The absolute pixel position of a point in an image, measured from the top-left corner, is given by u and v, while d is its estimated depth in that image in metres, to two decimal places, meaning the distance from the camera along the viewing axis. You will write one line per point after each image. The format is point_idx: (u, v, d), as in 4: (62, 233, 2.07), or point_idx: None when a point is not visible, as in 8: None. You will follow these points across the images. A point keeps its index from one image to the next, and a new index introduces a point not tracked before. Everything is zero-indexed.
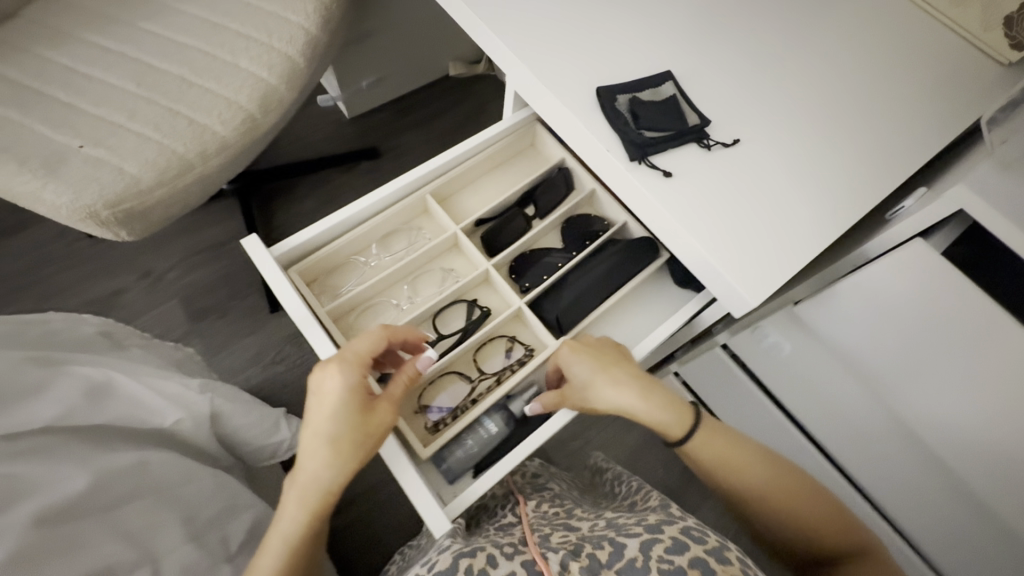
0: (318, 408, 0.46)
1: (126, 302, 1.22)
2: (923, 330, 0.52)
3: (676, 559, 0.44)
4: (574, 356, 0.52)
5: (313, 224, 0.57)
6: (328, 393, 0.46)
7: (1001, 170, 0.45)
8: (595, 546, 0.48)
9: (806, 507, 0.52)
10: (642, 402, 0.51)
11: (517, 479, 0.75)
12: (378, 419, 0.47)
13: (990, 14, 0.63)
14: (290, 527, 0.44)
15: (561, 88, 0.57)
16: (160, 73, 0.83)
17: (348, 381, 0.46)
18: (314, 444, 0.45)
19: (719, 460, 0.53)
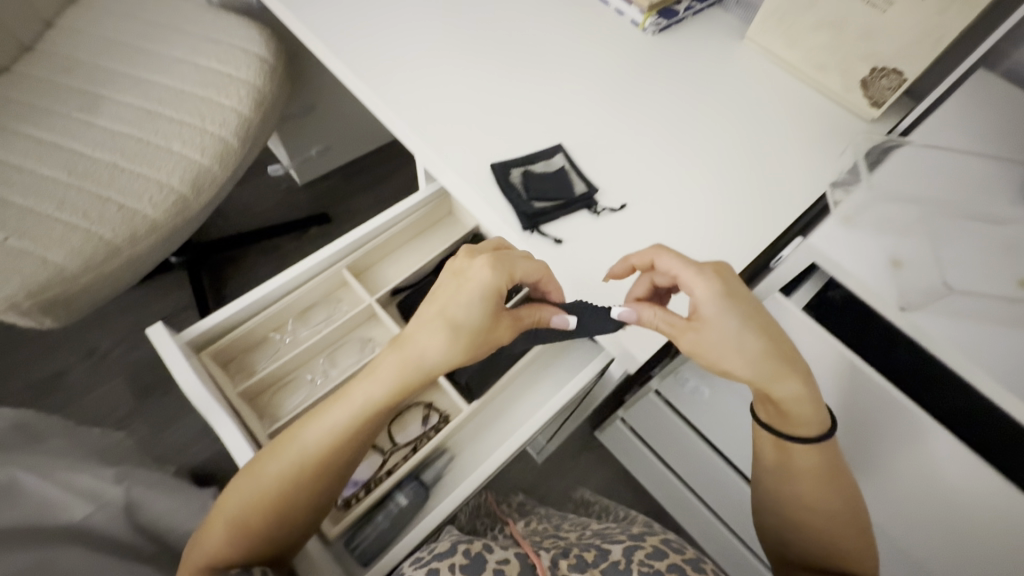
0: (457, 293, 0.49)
1: (66, 384, 1.19)
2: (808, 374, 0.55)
3: (655, 563, 0.47)
4: (722, 305, 0.46)
5: (225, 305, 0.59)
6: (470, 282, 0.49)
7: (847, 224, 0.48)
8: (583, 550, 0.52)
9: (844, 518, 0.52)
10: (756, 368, 0.47)
11: (503, 506, 0.85)
12: (496, 333, 0.50)
13: (848, 77, 0.70)
14: (376, 390, 0.48)
15: (459, 166, 0.61)
16: (91, 160, 0.85)
17: (493, 279, 0.48)
18: (437, 326, 0.48)
19: (817, 469, 0.52)
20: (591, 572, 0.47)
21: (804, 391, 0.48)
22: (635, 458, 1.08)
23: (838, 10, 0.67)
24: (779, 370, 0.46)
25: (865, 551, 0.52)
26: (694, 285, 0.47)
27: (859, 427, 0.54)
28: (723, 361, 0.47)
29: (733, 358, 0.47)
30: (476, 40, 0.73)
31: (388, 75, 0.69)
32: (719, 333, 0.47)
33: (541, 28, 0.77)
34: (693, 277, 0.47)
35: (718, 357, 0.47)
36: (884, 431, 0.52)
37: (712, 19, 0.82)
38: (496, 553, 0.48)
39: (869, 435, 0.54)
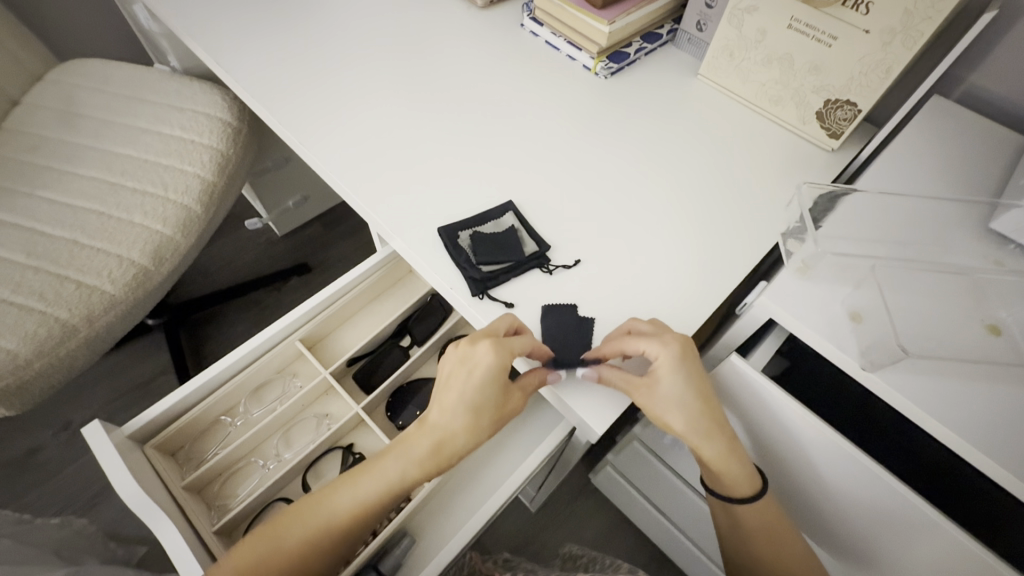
0: (465, 381, 0.44)
1: (42, 462, 1.16)
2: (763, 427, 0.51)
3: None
4: (680, 370, 0.44)
5: (168, 394, 0.56)
6: (475, 367, 0.44)
7: (800, 277, 0.46)
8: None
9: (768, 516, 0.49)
10: (688, 428, 0.45)
11: (488, 562, 0.83)
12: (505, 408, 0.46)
13: (803, 110, 0.69)
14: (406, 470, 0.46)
15: (407, 231, 0.60)
16: (50, 240, 0.84)
17: (504, 362, 0.43)
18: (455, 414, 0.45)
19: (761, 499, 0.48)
20: None
21: (714, 429, 0.45)
22: (629, 503, 1.04)
23: (785, 45, 0.67)
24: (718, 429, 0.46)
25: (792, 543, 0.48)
26: (660, 355, 0.44)
27: (800, 478, 0.51)
28: (665, 413, 0.45)
29: (677, 417, 0.45)
30: (425, 99, 0.73)
31: (336, 140, 0.68)
32: (659, 385, 0.45)
33: (493, 81, 0.76)
34: (660, 347, 0.44)
35: (658, 406, 0.45)
36: (834, 473, 0.47)
37: (664, 58, 0.82)
38: None
39: (812, 489, 0.51)
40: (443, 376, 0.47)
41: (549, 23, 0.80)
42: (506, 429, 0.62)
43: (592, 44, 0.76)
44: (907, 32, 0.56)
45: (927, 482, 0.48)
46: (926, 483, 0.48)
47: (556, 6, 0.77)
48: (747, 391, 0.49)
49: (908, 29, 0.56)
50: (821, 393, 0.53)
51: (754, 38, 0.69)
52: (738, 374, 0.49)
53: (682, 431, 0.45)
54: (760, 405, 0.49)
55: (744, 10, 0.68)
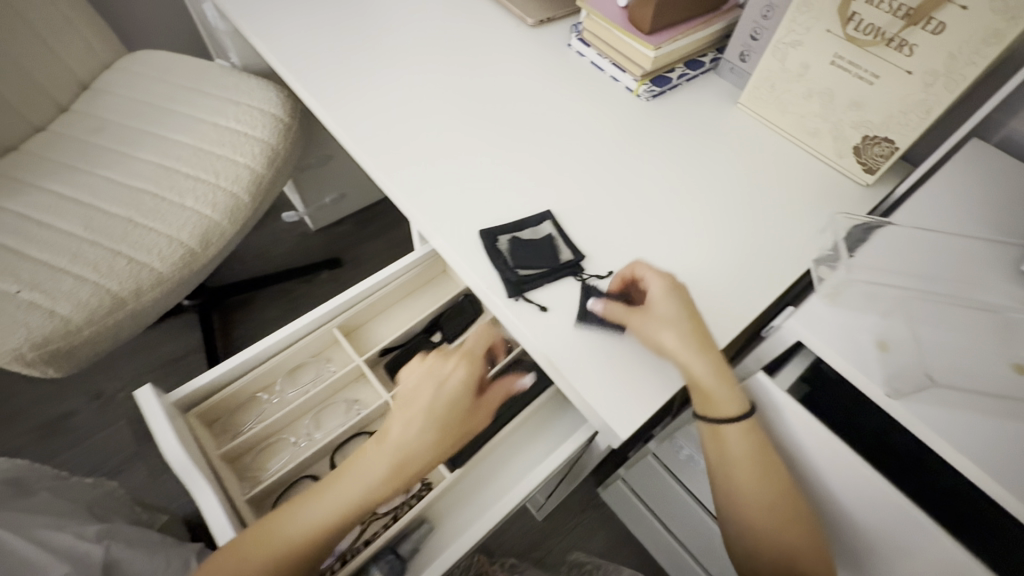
0: (430, 393, 0.50)
1: (74, 426, 1.22)
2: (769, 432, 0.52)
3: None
4: (669, 294, 0.51)
5: (213, 366, 0.60)
6: (448, 379, 0.51)
7: (829, 303, 0.47)
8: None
9: (769, 482, 0.48)
10: (676, 338, 0.49)
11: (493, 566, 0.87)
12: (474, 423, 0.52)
13: (840, 144, 0.71)
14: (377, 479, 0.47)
15: (450, 231, 0.63)
16: (108, 216, 0.90)
17: (471, 373, 0.52)
18: (418, 421, 0.49)
19: (755, 454, 0.48)
20: None
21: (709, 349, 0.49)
22: (637, 520, 1.04)
23: (826, 80, 0.68)
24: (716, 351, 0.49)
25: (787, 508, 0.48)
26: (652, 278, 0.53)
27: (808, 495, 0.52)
28: (658, 333, 0.49)
29: (665, 330, 0.49)
30: (472, 107, 0.76)
31: (386, 141, 0.71)
32: (656, 302, 0.51)
33: (537, 97, 0.79)
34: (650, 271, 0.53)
35: (653, 321, 0.50)
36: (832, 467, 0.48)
37: (705, 84, 0.84)
38: None
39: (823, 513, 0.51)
40: (404, 393, 0.51)
41: (595, 44, 0.83)
42: (529, 429, 0.64)
43: (637, 67, 0.79)
44: (950, 75, 0.58)
45: (947, 517, 0.49)
46: (941, 515, 0.49)
47: (605, 29, 0.80)
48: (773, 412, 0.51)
49: (951, 72, 0.58)
50: (843, 420, 0.54)
51: (795, 72, 0.71)
52: (761, 395, 0.51)
53: (674, 346, 0.48)
54: (783, 425, 0.51)
55: (788, 45, 0.70)
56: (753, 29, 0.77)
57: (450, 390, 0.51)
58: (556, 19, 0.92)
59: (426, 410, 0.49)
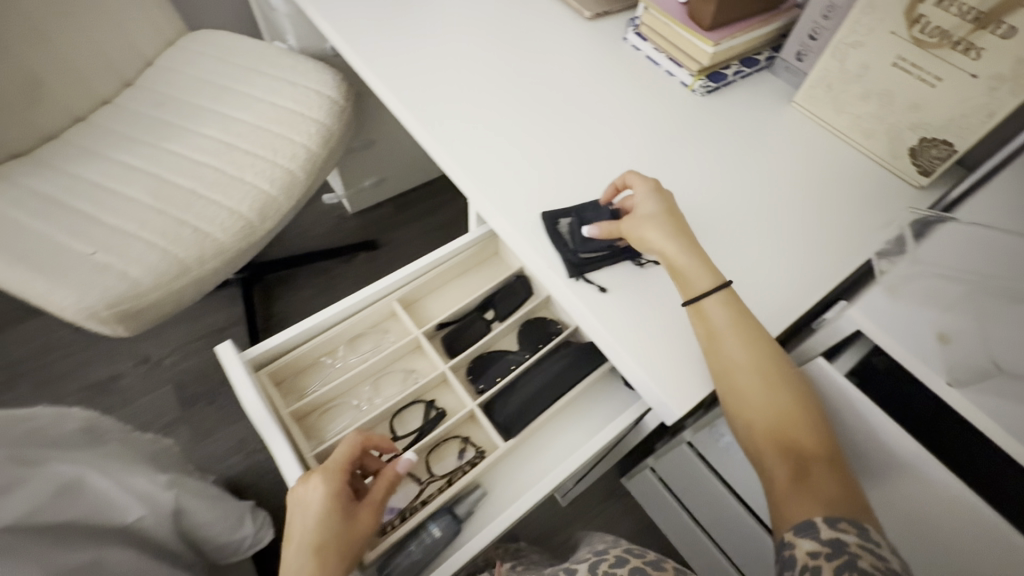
0: (300, 520, 0.48)
1: (121, 388, 1.28)
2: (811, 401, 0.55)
3: (618, 570, 0.60)
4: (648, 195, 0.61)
5: (284, 329, 0.63)
6: (309, 503, 0.49)
7: (891, 295, 0.48)
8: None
9: (760, 362, 0.51)
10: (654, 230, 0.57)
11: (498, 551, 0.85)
12: (360, 523, 0.50)
13: (895, 145, 0.72)
14: None
15: (512, 211, 0.65)
16: (173, 186, 0.94)
17: (330, 486, 0.50)
18: (300, 553, 0.47)
19: (742, 332, 0.53)
20: None
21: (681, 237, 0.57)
22: (662, 510, 1.06)
23: (886, 82, 0.69)
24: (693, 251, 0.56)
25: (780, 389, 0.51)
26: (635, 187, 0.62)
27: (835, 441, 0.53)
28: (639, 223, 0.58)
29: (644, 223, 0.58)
30: (531, 95, 0.79)
31: (449, 123, 0.74)
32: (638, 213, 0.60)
33: (593, 87, 0.81)
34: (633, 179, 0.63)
35: (635, 224, 0.58)
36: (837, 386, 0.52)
37: (758, 83, 0.85)
38: None
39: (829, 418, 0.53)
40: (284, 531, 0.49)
41: (653, 39, 0.85)
42: (578, 406, 0.67)
43: (694, 62, 0.80)
44: (1016, 80, 0.59)
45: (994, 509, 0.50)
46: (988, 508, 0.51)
47: (663, 24, 0.81)
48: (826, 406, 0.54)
49: (1018, 77, 0.58)
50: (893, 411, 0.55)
51: (855, 73, 0.72)
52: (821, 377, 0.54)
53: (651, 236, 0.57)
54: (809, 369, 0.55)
55: (849, 45, 0.71)
56: (812, 30, 0.78)
57: (317, 508, 0.49)
58: (613, 13, 0.93)
59: (297, 544, 0.47)
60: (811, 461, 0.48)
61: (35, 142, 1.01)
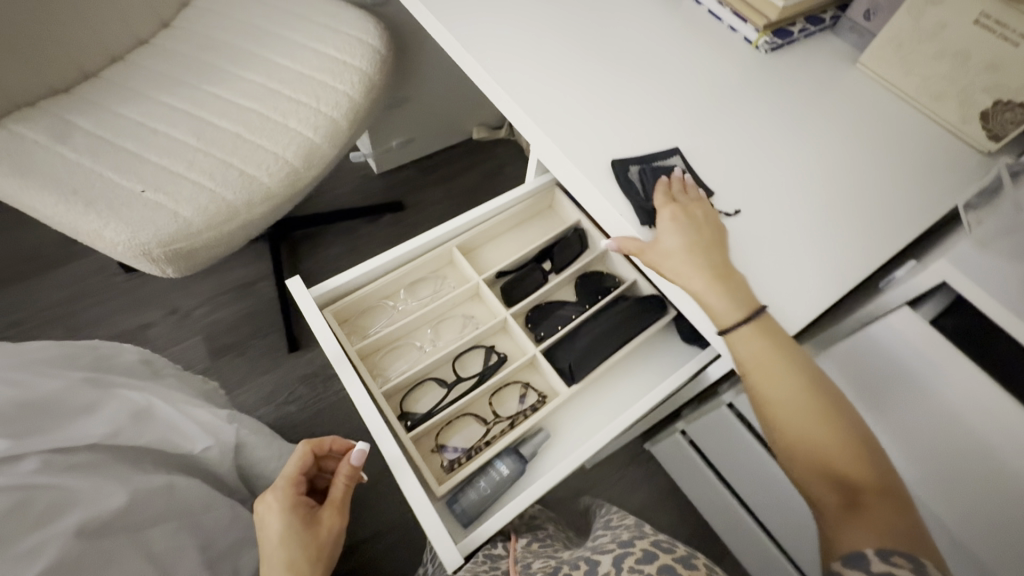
0: (266, 537, 0.52)
1: (151, 336, 1.28)
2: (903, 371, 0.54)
3: (646, 568, 0.48)
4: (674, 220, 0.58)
5: (350, 267, 0.63)
6: (268, 524, 0.53)
7: (979, 249, 0.49)
8: (573, 567, 0.53)
9: (788, 388, 0.52)
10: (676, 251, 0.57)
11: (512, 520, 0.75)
12: (324, 523, 0.54)
13: (966, 110, 0.71)
14: None
15: (581, 158, 0.65)
16: (218, 129, 0.93)
17: (283, 502, 0.54)
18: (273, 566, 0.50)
19: (767, 356, 0.52)
20: None
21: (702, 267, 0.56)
22: (689, 473, 1.07)
23: (965, 41, 0.68)
24: (706, 269, 0.55)
25: (814, 415, 0.51)
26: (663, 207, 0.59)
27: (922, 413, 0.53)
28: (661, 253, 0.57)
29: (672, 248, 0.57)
30: (594, 42, 0.77)
31: (513, 68, 0.72)
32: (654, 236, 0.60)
33: (655, 38, 0.79)
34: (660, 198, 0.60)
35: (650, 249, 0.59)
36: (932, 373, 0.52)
37: (825, 43, 0.83)
38: None
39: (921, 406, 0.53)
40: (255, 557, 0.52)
41: None
42: (638, 356, 0.68)
43: (761, 16, 0.77)
44: None
45: None
46: None
47: None
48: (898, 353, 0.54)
49: None
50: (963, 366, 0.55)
51: (932, 31, 0.70)
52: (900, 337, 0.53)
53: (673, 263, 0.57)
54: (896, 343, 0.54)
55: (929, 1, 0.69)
56: None
57: (278, 526, 0.52)
58: None
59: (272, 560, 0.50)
60: (861, 493, 0.48)
61: (75, 79, 0.99)
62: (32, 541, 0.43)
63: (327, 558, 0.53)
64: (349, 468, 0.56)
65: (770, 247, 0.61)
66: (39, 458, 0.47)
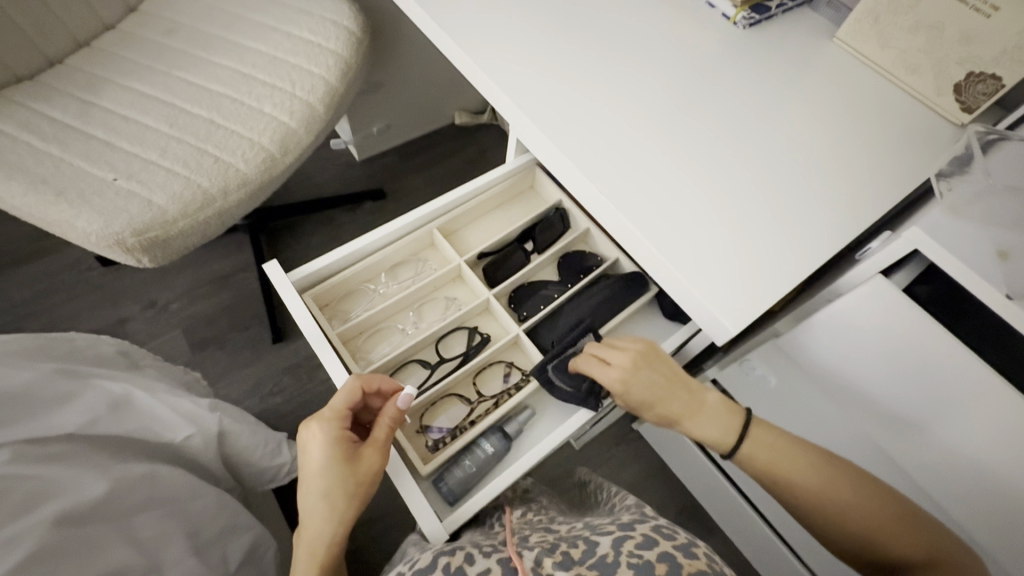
0: (308, 470, 0.52)
1: (131, 331, 1.26)
2: (902, 355, 0.54)
3: (645, 554, 0.47)
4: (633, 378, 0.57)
5: (329, 252, 0.62)
6: (311, 454, 0.52)
7: (951, 215, 0.50)
8: (570, 546, 0.51)
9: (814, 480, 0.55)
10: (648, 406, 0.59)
11: (507, 493, 0.74)
12: (363, 463, 0.52)
13: (941, 81, 0.71)
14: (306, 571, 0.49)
15: (560, 138, 0.65)
16: (190, 115, 0.90)
17: (325, 435, 0.52)
18: (313, 498, 0.51)
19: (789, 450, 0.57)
20: (576, 570, 0.46)
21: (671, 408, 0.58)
22: (675, 449, 1.09)
23: (938, 12, 0.68)
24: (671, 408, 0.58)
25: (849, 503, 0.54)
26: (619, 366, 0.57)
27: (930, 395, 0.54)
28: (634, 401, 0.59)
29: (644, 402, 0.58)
30: (571, 19, 0.76)
31: (489, 47, 0.72)
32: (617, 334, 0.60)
33: (633, 13, 0.79)
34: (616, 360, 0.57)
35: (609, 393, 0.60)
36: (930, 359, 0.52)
37: (803, 18, 0.83)
38: (477, 564, 0.48)
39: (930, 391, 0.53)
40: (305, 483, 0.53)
41: None
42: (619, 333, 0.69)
43: None
44: None
45: None
46: None
47: None
48: (885, 329, 0.54)
49: None
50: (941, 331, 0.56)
51: (906, 3, 0.70)
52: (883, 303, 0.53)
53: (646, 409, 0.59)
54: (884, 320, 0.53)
55: None
56: None
57: (320, 459, 0.52)
58: None
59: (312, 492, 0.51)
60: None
61: (38, 66, 0.96)
62: (15, 529, 0.42)
63: (365, 492, 0.52)
64: (393, 412, 0.54)
65: (750, 220, 0.61)
66: (13, 448, 0.46)
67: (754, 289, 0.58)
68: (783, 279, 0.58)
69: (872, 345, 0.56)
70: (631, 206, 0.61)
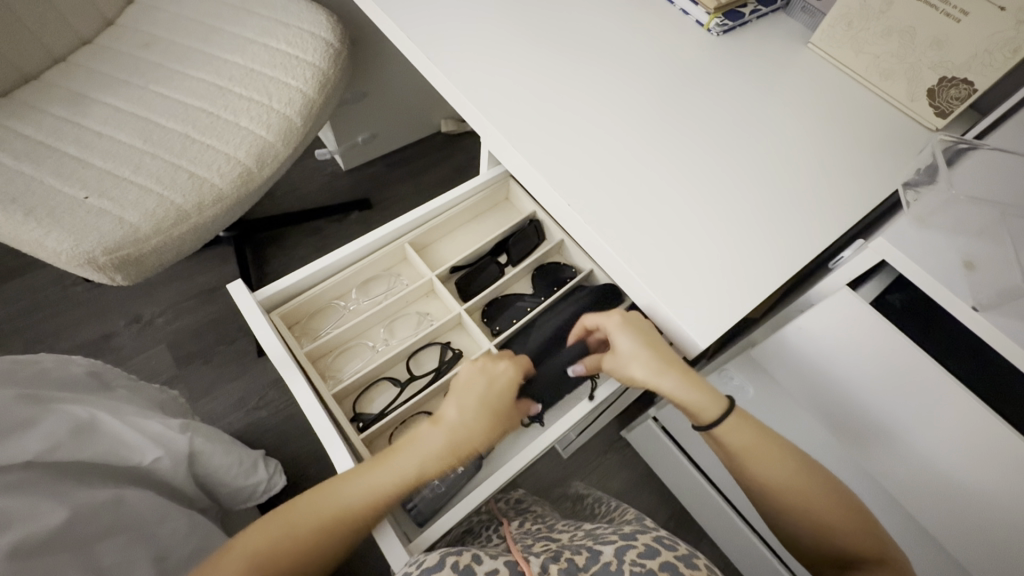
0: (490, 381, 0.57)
1: (116, 346, 1.25)
2: (876, 376, 0.53)
3: (648, 563, 0.48)
4: (623, 328, 0.57)
5: (297, 269, 0.61)
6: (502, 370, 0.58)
7: (916, 225, 0.49)
8: (574, 552, 0.51)
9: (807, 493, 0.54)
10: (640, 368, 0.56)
11: (499, 505, 0.74)
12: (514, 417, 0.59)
13: (914, 86, 0.71)
14: (417, 464, 0.52)
15: (528, 148, 0.65)
16: (166, 131, 0.90)
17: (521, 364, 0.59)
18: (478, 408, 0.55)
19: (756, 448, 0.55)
20: None
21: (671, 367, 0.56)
22: (661, 457, 1.08)
23: (910, 17, 0.68)
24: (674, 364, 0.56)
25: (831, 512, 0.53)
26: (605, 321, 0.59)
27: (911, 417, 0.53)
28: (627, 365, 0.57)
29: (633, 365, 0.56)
30: (544, 28, 0.76)
31: (458, 58, 0.71)
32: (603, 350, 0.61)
33: (606, 22, 0.78)
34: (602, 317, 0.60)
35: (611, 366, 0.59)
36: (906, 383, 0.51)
37: (778, 23, 0.83)
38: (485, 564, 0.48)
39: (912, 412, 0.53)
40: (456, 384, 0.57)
41: None
42: None
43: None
44: None
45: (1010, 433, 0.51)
46: None
47: None
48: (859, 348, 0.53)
49: None
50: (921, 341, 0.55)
51: (877, 9, 0.70)
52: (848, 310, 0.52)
53: (642, 377, 0.56)
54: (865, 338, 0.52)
55: None
56: None
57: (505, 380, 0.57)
58: None
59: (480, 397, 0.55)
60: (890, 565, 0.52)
61: (13, 82, 0.95)
62: None
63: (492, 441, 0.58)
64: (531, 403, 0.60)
65: (721, 228, 0.61)
66: None
67: (721, 299, 0.57)
68: (751, 290, 0.57)
69: (850, 362, 0.54)
70: (600, 218, 0.61)
